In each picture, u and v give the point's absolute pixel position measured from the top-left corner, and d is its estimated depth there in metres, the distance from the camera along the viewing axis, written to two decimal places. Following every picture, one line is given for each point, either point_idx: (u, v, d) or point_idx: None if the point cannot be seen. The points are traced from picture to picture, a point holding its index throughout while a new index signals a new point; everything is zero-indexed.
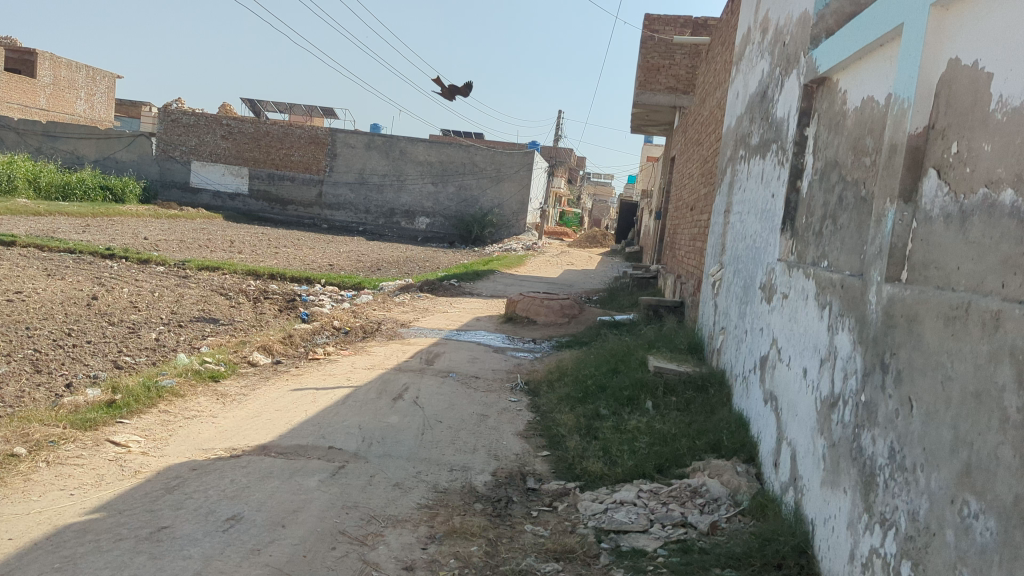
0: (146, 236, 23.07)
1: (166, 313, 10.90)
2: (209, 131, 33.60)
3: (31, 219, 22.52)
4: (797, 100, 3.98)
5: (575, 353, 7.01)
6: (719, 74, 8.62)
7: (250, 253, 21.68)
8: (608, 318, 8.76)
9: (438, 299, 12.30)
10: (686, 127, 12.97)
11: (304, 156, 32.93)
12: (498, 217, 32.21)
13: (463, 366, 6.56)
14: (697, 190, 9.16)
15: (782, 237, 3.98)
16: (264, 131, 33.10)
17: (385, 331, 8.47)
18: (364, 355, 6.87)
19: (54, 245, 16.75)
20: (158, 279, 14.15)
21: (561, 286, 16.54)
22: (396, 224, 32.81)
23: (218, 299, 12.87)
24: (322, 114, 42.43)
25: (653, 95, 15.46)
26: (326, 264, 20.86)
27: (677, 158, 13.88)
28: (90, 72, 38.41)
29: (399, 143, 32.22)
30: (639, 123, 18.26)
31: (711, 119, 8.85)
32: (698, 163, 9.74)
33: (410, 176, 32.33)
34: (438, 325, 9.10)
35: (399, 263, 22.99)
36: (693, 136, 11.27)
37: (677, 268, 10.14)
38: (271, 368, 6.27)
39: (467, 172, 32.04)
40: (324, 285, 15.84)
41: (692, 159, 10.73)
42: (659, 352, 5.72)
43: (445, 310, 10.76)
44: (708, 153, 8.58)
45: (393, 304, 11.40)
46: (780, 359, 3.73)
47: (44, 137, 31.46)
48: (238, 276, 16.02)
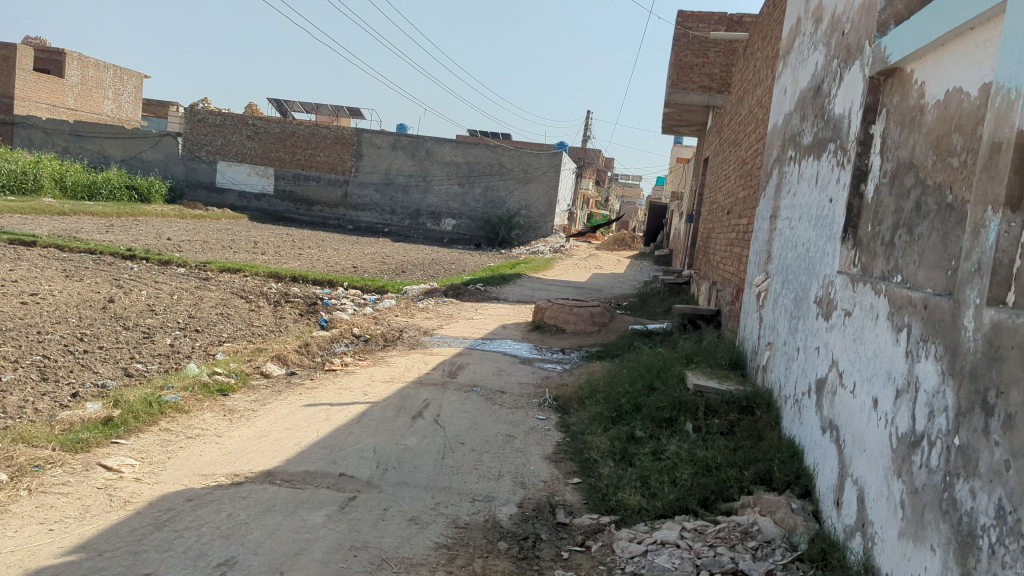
0: (170, 236, 22.98)
1: (183, 318, 10.66)
2: (235, 131, 33.59)
3: (56, 219, 22.54)
4: (861, 95, 3.57)
5: (606, 366, 6.61)
6: (760, 71, 8.19)
7: (274, 254, 21.51)
8: (641, 327, 8.36)
9: (462, 305, 11.95)
10: (721, 127, 12.53)
11: (330, 157, 32.81)
12: (526, 218, 31.82)
13: (487, 379, 6.19)
14: (735, 194, 8.73)
15: (843, 246, 3.56)
16: (290, 131, 33.03)
17: (407, 339, 8.13)
18: (383, 367, 6.52)
19: (75, 246, 16.65)
20: (178, 282, 13.96)
21: (589, 290, 16.14)
22: (422, 226, 32.55)
23: (237, 303, 12.64)
24: (349, 114, 42.35)
25: (686, 94, 15.01)
26: (350, 266, 20.63)
27: (712, 160, 13.43)
28: (118, 73, 38.60)
29: (426, 144, 31.97)
30: (670, 123, 17.80)
31: (750, 118, 8.43)
32: (735, 164, 9.31)
33: (436, 177, 32.07)
34: (462, 333, 8.75)
35: (424, 265, 22.72)
36: (729, 137, 10.84)
37: (712, 274, 9.71)
38: (284, 381, 5.95)
39: (494, 173, 31.70)
40: (346, 287, 15.58)
41: (728, 161, 10.30)
42: (698, 368, 5.29)
43: (469, 317, 10.41)
44: (748, 155, 8.16)
45: (416, 309, 11.07)
46: (842, 384, 3.30)
47: (72, 137, 31.63)
48: (260, 278, 15.80)
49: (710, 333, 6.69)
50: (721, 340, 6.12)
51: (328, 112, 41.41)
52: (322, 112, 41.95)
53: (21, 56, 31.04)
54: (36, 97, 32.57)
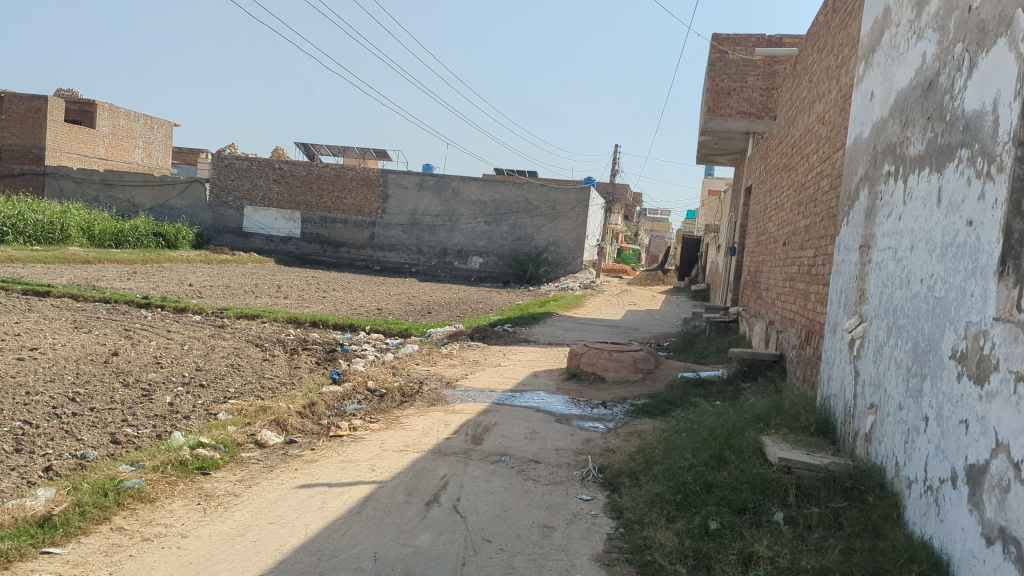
0: (193, 283, 22.38)
1: (190, 371, 9.84)
2: (261, 175, 33.26)
3: (78, 268, 22.06)
4: (1014, 81, 2.66)
5: (658, 425, 5.65)
6: (818, 86, 7.29)
7: (297, 299, 20.78)
8: (692, 374, 7.42)
9: (490, 350, 11.04)
10: (766, 154, 11.61)
11: (356, 199, 32.33)
12: (554, 255, 30.95)
13: (517, 444, 5.25)
14: (793, 223, 7.80)
15: (998, 285, 2.62)
16: (316, 173, 32.62)
17: (427, 394, 7.21)
18: (397, 431, 5.60)
19: (90, 294, 16.04)
20: (192, 331, 13.20)
21: (625, 330, 15.17)
22: (450, 265, 31.82)
23: (252, 353, 11.84)
24: (375, 155, 42.07)
25: (723, 121, 14.05)
26: (375, 309, 19.84)
27: (755, 190, 12.48)
28: (148, 121, 38.63)
29: (452, 183, 31.37)
30: (706, 152, 16.94)
31: (808, 138, 7.52)
32: (790, 190, 8.37)
33: (462, 216, 31.43)
34: (490, 383, 7.83)
35: (451, 306, 21.91)
36: (777, 164, 9.93)
37: (768, 312, 8.73)
38: (280, 452, 5.05)
39: (521, 210, 30.96)
40: (369, 332, 14.76)
41: (779, 189, 9.37)
42: (779, 434, 4.33)
43: (497, 364, 9.49)
44: (808, 180, 7.24)
45: (440, 357, 10.17)
46: (1018, 479, 2.35)
47: (101, 186, 31.55)
48: (279, 324, 15.01)
49: (779, 388, 5.74)
50: (799, 394, 5.16)
51: (354, 155, 41.09)
52: (348, 154, 41.65)
53: (51, 106, 30.95)
54: (67, 147, 32.45)
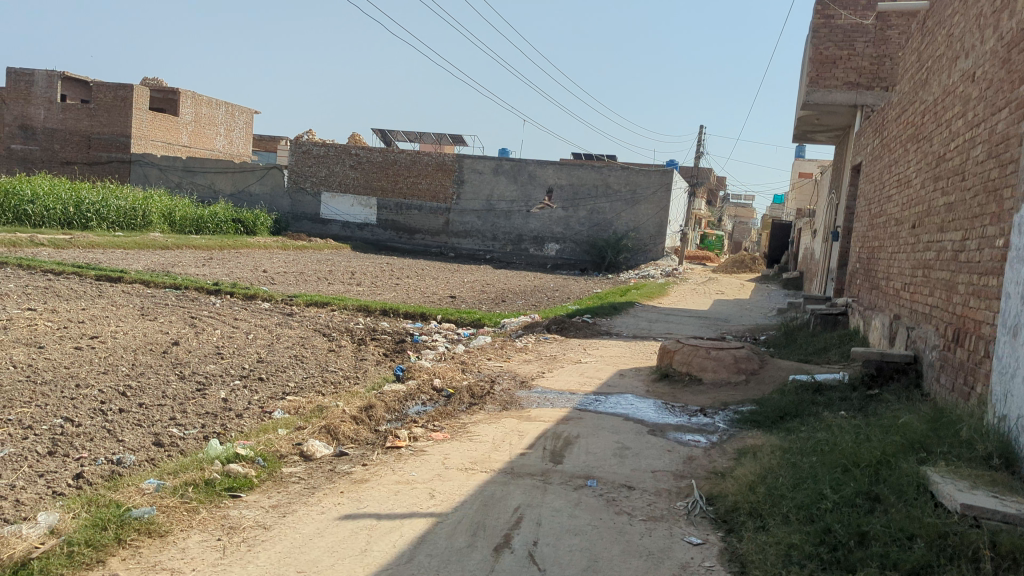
0: (268, 269, 22.12)
1: (251, 363, 9.27)
2: (338, 161, 33.01)
3: (157, 254, 22.02)
4: None
5: (776, 442, 4.73)
6: (966, 39, 6.25)
7: (371, 286, 20.28)
8: (806, 378, 6.52)
9: (569, 343, 10.18)
10: (883, 128, 10.49)
11: (431, 184, 31.82)
12: (634, 241, 29.88)
13: (605, 464, 4.39)
14: (934, 201, 6.77)
15: None
16: (392, 159, 32.24)
17: (499, 395, 6.40)
18: (463, 442, 4.80)
19: (161, 280, 15.77)
20: (259, 319, 12.73)
21: (714, 321, 14.16)
22: (526, 252, 31.02)
23: (318, 343, 11.27)
24: (452, 141, 41.65)
25: (828, 93, 13.46)
26: (449, 297, 19.19)
27: (868, 169, 11.34)
28: (229, 109, 38.89)
29: (529, 167, 30.59)
30: (806, 128, 15.81)
31: (952, 101, 6.48)
32: (926, 163, 7.33)
33: (539, 201, 30.62)
34: (572, 383, 6.99)
35: (526, 294, 21.15)
36: (901, 137, 8.85)
37: (896, 305, 7.70)
38: (326, 468, 4.29)
39: (600, 194, 29.97)
40: (441, 321, 14.11)
41: (906, 165, 8.29)
42: (948, 466, 3.37)
43: (579, 360, 8.64)
44: (955, 148, 6.21)
45: (514, 350, 9.37)
46: None
47: (183, 173, 31.89)
48: (348, 313, 14.44)
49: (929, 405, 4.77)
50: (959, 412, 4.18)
51: (431, 140, 40.72)
52: (425, 140, 41.28)
53: (136, 95, 31.18)
54: (151, 135, 32.76)
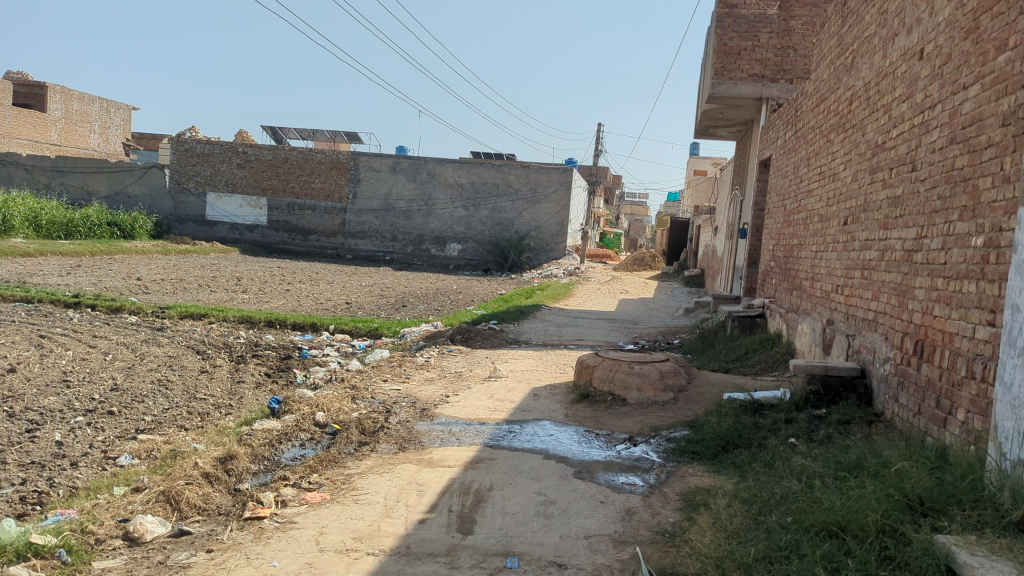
0: (143, 277, 20.28)
1: (104, 392, 7.91)
2: (224, 159, 31.09)
3: (16, 263, 19.85)
4: None
5: (729, 486, 3.91)
6: (908, 14, 5.66)
7: (258, 294, 18.80)
8: (744, 397, 5.79)
9: (475, 356, 9.24)
10: (796, 120, 10.00)
11: (325, 183, 30.27)
12: (536, 240, 29.24)
13: (527, 532, 3.45)
14: (873, 194, 6.13)
15: None
16: (282, 157, 30.53)
17: (395, 431, 5.39)
18: (346, 506, 3.76)
19: (11, 293, 13.95)
20: (123, 336, 11.26)
21: (624, 325, 13.53)
22: (426, 252, 29.90)
23: (191, 363, 9.95)
24: (346, 139, 40.10)
25: (733, 85, 12.98)
26: (343, 303, 17.96)
27: (780, 163, 10.86)
28: (104, 105, 36.13)
29: (427, 165, 29.51)
30: (709, 123, 15.41)
31: (892, 84, 5.88)
32: (857, 153, 6.74)
33: (439, 200, 29.57)
34: (480, 409, 6.05)
35: (427, 298, 20.11)
36: (822, 128, 8.29)
37: (828, 311, 7.10)
38: (153, 560, 3.19)
39: (501, 193, 29.19)
40: (333, 332, 12.95)
41: (831, 157, 7.72)
42: (973, 532, 2.58)
43: (485, 377, 7.72)
44: (900, 135, 5.59)
45: (413, 368, 8.34)
46: None
47: (52, 173, 29.46)
48: (228, 325, 13.06)
49: (905, 442, 4.03)
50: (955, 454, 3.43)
51: (323, 137, 39.05)
52: (318, 138, 39.58)
53: None
54: (14, 132, 30.00)
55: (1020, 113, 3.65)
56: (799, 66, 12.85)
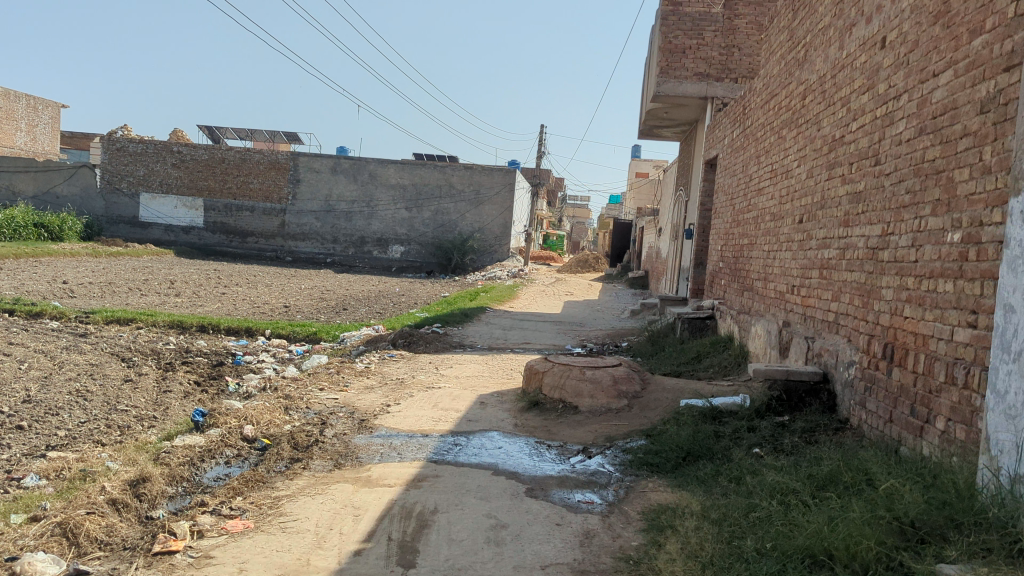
0: (69, 280, 19.31)
1: (13, 405, 7.26)
2: (158, 159, 30.03)
3: None
4: None
5: (697, 504, 3.60)
6: (867, 2, 5.44)
7: (192, 298, 18.02)
8: (702, 404, 5.50)
9: (417, 362, 8.81)
10: (744, 118, 9.82)
11: (264, 183, 29.43)
12: (480, 242, 28.89)
13: (477, 563, 3.08)
14: (830, 191, 5.90)
15: None
16: (219, 157, 29.60)
17: (330, 446, 4.96)
18: (270, 536, 3.34)
19: None
20: (42, 344, 10.52)
21: (571, 328, 13.24)
22: (368, 254, 29.24)
23: (115, 372, 9.31)
24: (285, 139, 39.18)
25: (678, 84, 12.78)
26: (281, 307, 17.31)
27: (727, 162, 10.68)
28: (31, 103, 34.65)
29: (369, 165, 28.88)
30: (653, 122, 15.25)
31: (850, 75, 5.66)
32: (812, 148, 6.52)
33: (381, 201, 28.95)
34: (423, 419, 5.65)
35: (369, 301, 19.57)
36: (773, 125, 8.08)
37: (782, 312, 6.87)
38: None
39: (444, 194, 28.74)
40: (269, 337, 12.37)
41: (783, 154, 7.51)
42: (980, 562, 2.30)
43: (428, 385, 7.31)
44: (859, 129, 5.36)
45: (351, 375, 7.88)
46: None
47: None
48: (157, 330, 12.37)
49: (880, 455, 3.77)
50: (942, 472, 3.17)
51: (261, 137, 38.08)
52: (256, 138, 38.59)
53: None
54: None
55: (1002, 99, 3.41)
56: (744, 65, 12.74)
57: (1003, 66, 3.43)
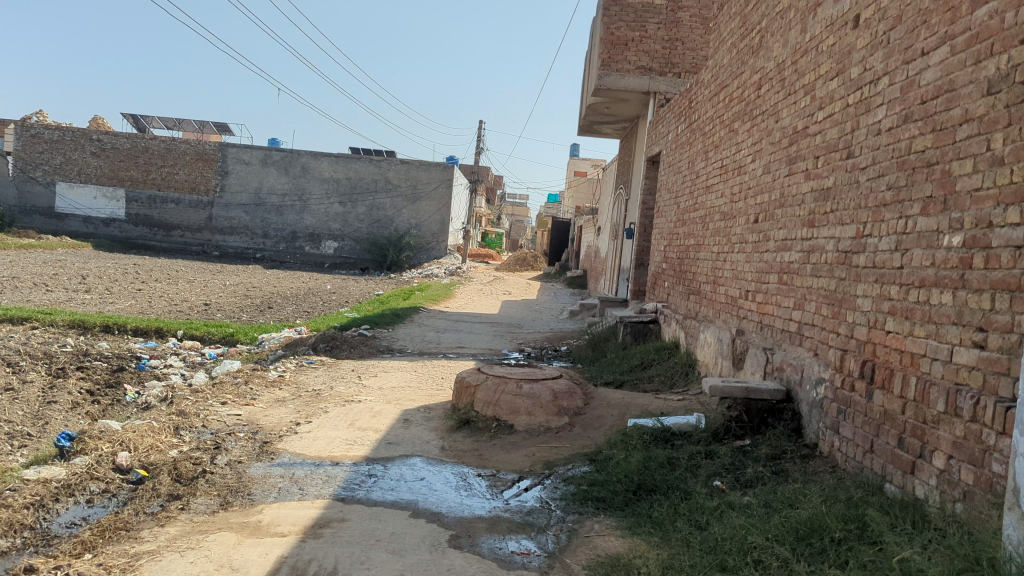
0: None
1: None
2: (77, 147, 28.43)
3: None
4: None
5: (655, 557, 2.98)
6: None
7: (105, 294, 16.80)
8: (651, 423, 4.89)
9: (339, 369, 8.02)
10: (689, 111, 9.26)
11: (190, 175, 28.08)
12: (416, 239, 28.06)
13: None
14: (789, 187, 5.32)
15: None
16: (143, 146, 28.13)
17: (219, 479, 4.19)
18: None
19: None
20: None
21: (508, 330, 12.57)
22: (300, 250, 28.10)
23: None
24: (216, 129, 37.68)
25: (620, 77, 12.22)
26: (201, 305, 16.24)
27: (671, 159, 10.13)
28: None
29: (301, 158, 27.73)
30: (594, 118, 14.68)
31: (815, 58, 5.09)
32: (768, 140, 5.94)
33: (313, 195, 27.82)
34: (335, 443, 4.90)
35: (298, 299, 18.59)
36: (722, 118, 7.52)
37: (735, 320, 6.30)
38: None
39: (379, 189, 27.80)
40: (183, 339, 11.40)
41: (734, 148, 6.94)
42: None
43: (346, 398, 6.55)
44: (826, 118, 4.79)
45: (262, 386, 7.06)
46: None
47: None
48: (57, 330, 11.28)
49: (868, 499, 3.20)
50: (956, 530, 2.60)
51: (189, 127, 36.51)
52: (184, 128, 37.00)
53: None
54: None
55: (1019, 76, 2.86)
56: (687, 58, 12.23)
57: (1019, 37, 2.87)
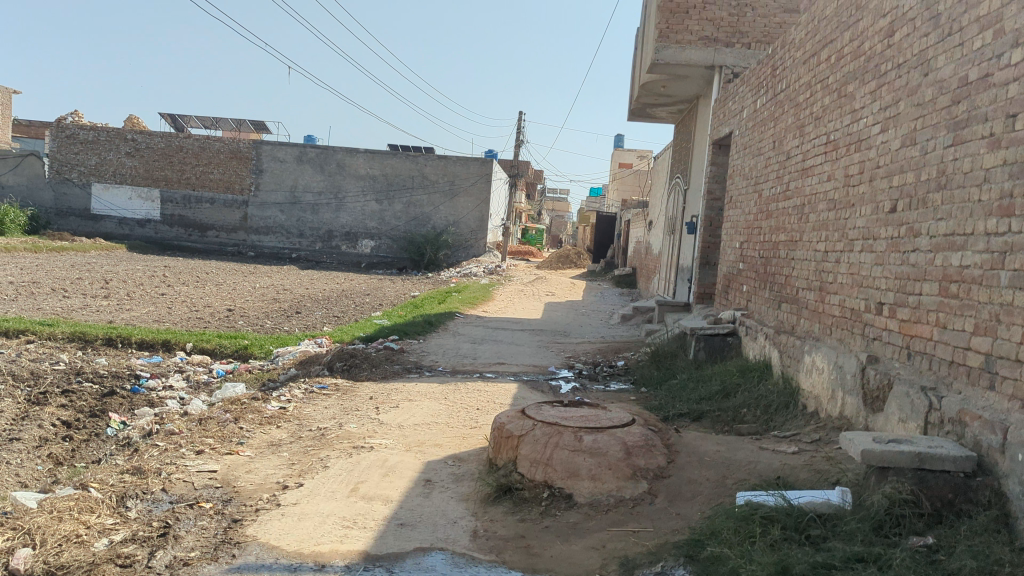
0: None
1: None
2: (111, 147, 27.62)
3: None
4: None
5: None
6: None
7: (126, 300, 15.69)
8: (771, 498, 3.40)
9: (358, 397, 6.65)
10: (772, 81, 7.74)
11: (224, 174, 27.07)
12: (454, 236, 26.73)
13: None
14: (959, 161, 3.79)
15: None
16: (177, 145, 27.22)
17: None
18: None
19: None
20: None
21: (556, 339, 11.11)
22: (336, 249, 26.95)
23: None
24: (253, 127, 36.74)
25: (680, 51, 10.69)
26: (225, 311, 15.03)
27: (747, 141, 8.61)
28: None
29: (336, 154, 26.52)
30: (647, 99, 13.16)
31: None
32: (910, 100, 4.41)
33: (349, 192, 26.62)
34: (325, 527, 3.52)
35: (330, 302, 17.32)
36: (826, 83, 6.00)
37: (861, 342, 4.78)
38: None
39: (417, 185, 26.51)
40: (193, 354, 10.15)
41: (847, 118, 5.41)
42: None
43: (354, 440, 5.16)
44: None
45: (258, 422, 5.71)
46: None
47: None
48: (54, 345, 10.08)
49: None
50: None
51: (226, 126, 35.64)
52: (221, 127, 36.17)
53: None
54: None
55: None
56: (758, 27, 10.65)
57: None
